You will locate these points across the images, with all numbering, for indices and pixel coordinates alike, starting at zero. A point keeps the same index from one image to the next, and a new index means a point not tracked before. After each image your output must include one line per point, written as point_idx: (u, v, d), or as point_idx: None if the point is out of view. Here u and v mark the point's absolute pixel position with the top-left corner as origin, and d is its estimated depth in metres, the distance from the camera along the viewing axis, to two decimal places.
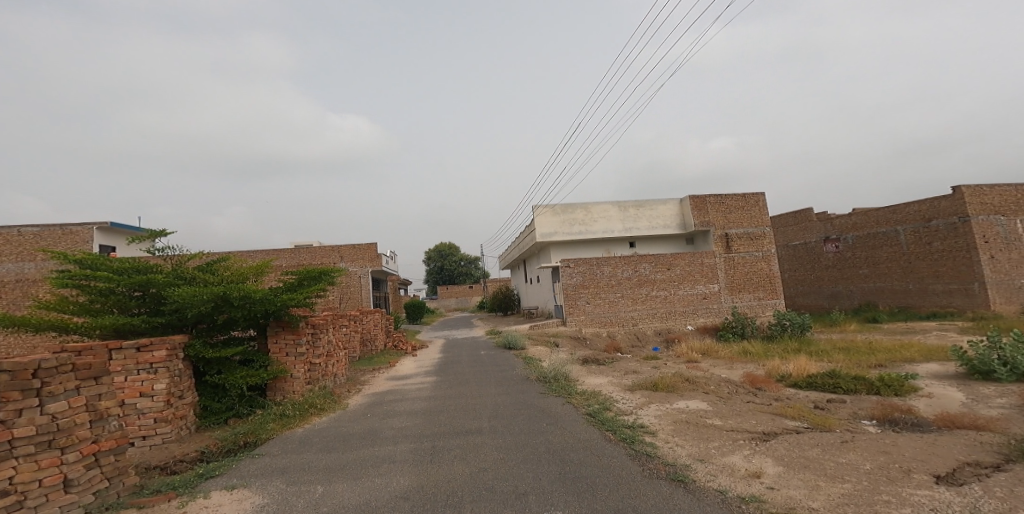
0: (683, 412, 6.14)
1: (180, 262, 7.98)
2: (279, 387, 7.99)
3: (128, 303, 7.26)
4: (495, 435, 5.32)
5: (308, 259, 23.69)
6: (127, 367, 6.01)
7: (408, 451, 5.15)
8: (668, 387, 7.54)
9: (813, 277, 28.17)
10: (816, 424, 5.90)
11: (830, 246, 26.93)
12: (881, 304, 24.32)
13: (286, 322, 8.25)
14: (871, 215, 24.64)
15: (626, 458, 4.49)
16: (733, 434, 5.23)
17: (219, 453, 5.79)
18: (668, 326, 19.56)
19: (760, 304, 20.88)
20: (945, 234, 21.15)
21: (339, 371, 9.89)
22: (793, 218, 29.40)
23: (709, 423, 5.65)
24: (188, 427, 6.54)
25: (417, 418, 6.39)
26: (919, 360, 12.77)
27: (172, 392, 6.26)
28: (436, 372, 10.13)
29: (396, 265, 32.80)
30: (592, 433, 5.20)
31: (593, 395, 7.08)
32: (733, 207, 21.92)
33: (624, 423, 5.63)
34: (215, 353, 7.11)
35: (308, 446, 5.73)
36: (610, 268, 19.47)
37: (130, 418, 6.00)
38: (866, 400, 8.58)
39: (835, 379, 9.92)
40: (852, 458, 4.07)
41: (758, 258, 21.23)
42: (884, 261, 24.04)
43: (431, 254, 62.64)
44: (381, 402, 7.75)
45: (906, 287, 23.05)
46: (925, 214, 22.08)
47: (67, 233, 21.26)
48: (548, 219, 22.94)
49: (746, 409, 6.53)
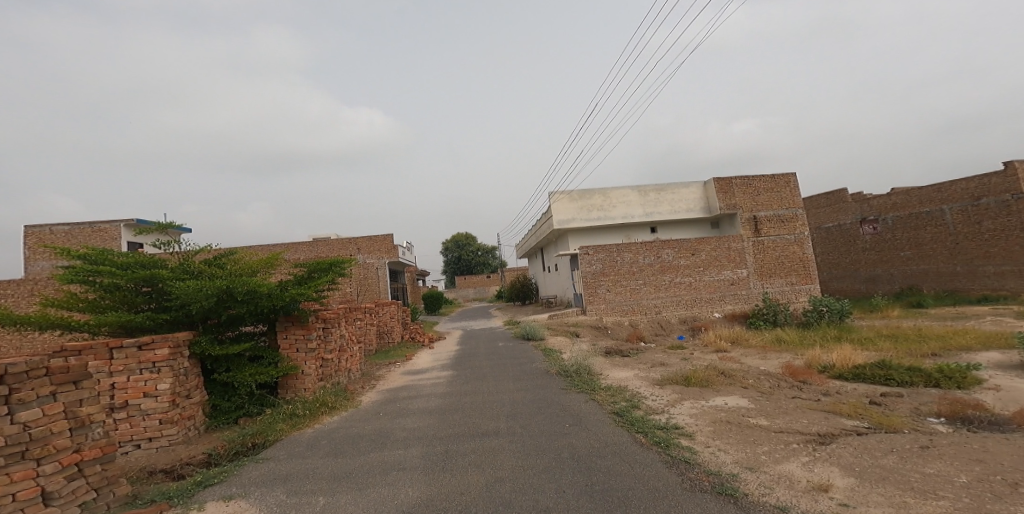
0: (722, 410, 5.50)
1: (187, 255, 7.60)
2: (290, 384, 7.63)
3: (134, 300, 6.91)
4: (513, 439, 4.80)
5: (325, 251, 23.56)
6: (129, 366, 5.66)
7: (419, 456, 4.69)
8: (701, 381, 6.89)
9: (849, 260, 26.73)
10: (878, 424, 5.21)
11: (866, 227, 25.50)
12: (925, 288, 22.88)
13: (296, 317, 7.83)
14: (912, 194, 23.18)
15: (661, 466, 3.92)
16: (784, 436, 4.58)
17: (227, 456, 5.44)
18: (694, 314, 18.74)
19: (793, 290, 19.82)
20: (996, 213, 19.69)
21: (353, 366, 9.52)
22: (824, 199, 28.00)
23: (754, 423, 5.01)
24: (196, 428, 6.20)
25: (430, 418, 5.94)
26: (977, 348, 11.77)
27: (177, 392, 5.89)
28: (453, 367, 9.66)
29: (413, 256, 32.58)
30: (623, 436, 4.65)
31: (619, 390, 6.48)
32: (761, 188, 20.82)
33: (656, 423, 5.03)
34: (222, 351, 6.69)
35: (316, 449, 5.32)
36: (631, 255, 18.69)
37: (134, 420, 5.64)
38: (925, 394, 7.80)
39: (886, 370, 9.12)
40: (942, 468, 3.40)
41: (789, 241, 20.14)
42: (928, 243, 22.59)
43: (449, 244, 62.28)
44: (394, 399, 7.30)
45: (953, 269, 21.63)
46: (973, 192, 20.63)
47: (96, 230, 21.66)
48: (565, 205, 22.25)
49: (794, 406, 5.85)
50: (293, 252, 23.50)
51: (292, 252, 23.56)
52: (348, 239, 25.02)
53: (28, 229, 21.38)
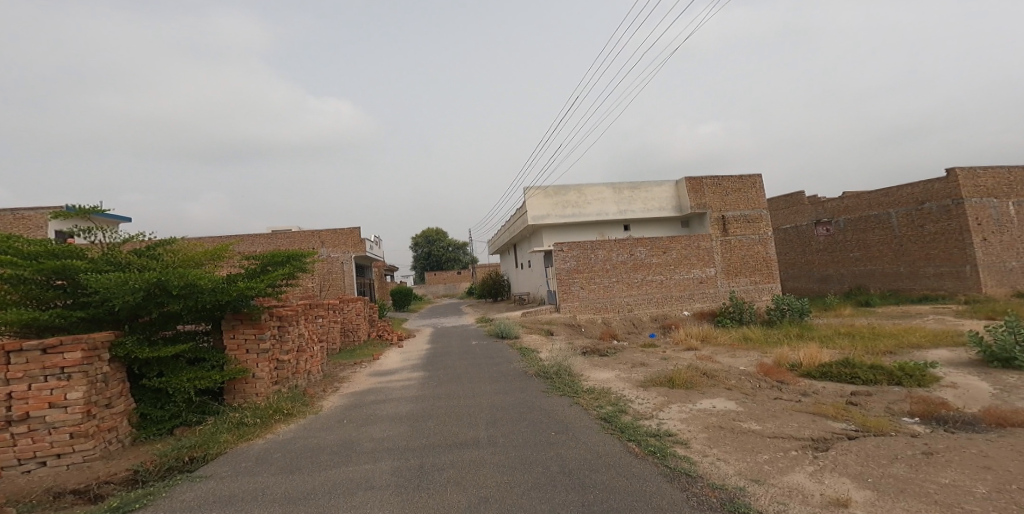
0: (712, 414, 5.27)
1: (113, 245, 6.74)
2: (238, 389, 6.90)
3: (45, 295, 6.03)
4: (495, 450, 4.37)
5: (286, 244, 22.29)
6: (31, 373, 4.87)
7: (389, 472, 4.19)
8: (686, 382, 6.68)
9: (804, 260, 27.80)
10: (865, 426, 5.12)
11: (821, 229, 26.53)
12: (871, 288, 24.03)
13: (245, 315, 7.07)
14: (862, 198, 24.22)
15: (661, 480, 3.60)
16: (780, 442, 4.37)
17: (157, 472, 4.80)
18: (663, 312, 18.88)
19: (757, 289, 20.31)
20: (938, 217, 20.80)
21: (313, 368, 8.83)
22: (783, 201, 28.93)
23: (746, 428, 4.80)
24: (118, 441, 5.45)
25: (401, 426, 5.43)
26: (928, 346, 12.28)
27: (92, 402, 5.13)
28: (424, 367, 9.11)
29: (382, 250, 31.50)
30: (611, 445, 4.32)
31: (602, 393, 6.17)
32: (730, 189, 21.21)
33: (647, 430, 4.73)
34: (152, 353, 5.92)
35: (268, 464, 4.72)
36: (604, 252, 18.59)
37: (38, 434, 4.86)
38: (893, 392, 7.95)
39: (852, 367, 9.31)
40: (957, 478, 3.23)
41: (754, 241, 20.62)
42: (875, 244, 23.69)
43: (417, 239, 61.09)
44: (360, 404, 6.72)
45: (898, 270, 22.78)
46: (918, 197, 21.71)
47: (21, 218, 19.54)
48: (539, 201, 21.93)
49: (780, 409, 5.71)
50: (250, 245, 22.05)
51: (249, 245, 22.11)
52: (311, 232, 23.77)
53: None
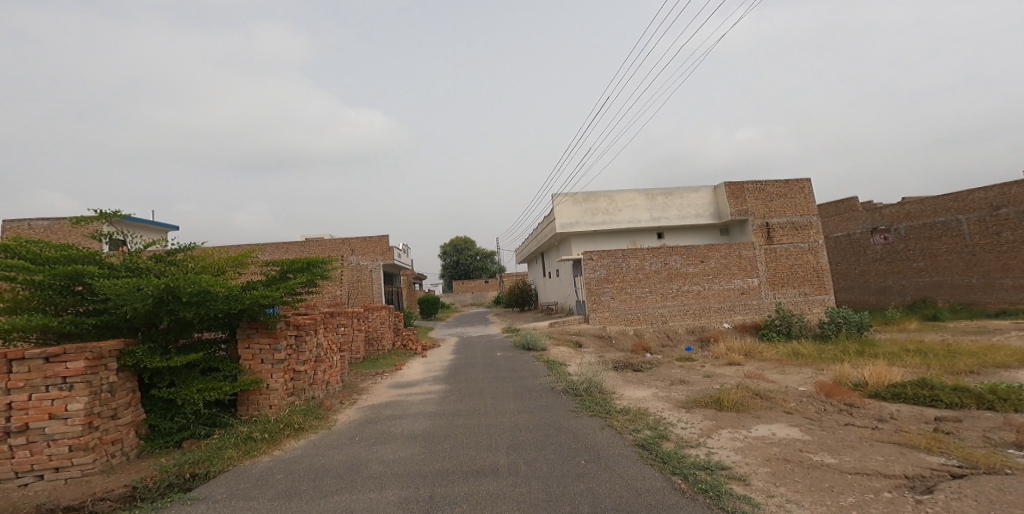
0: (773, 444, 4.48)
1: (134, 251, 6.58)
2: (251, 400, 6.58)
3: (61, 301, 5.86)
4: (516, 481, 3.76)
5: (317, 252, 22.56)
6: (32, 383, 4.63)
7: (394, 503, 3.65)
8: (736, 404, 5.86)
9: (858, 270, 25.85)
10: (970, 461, 4.19)
11: (878, 237, 24.63)
12: (938, 300, 21.98)
13: (261, 323, 6.74)
14: (927, 203, 22.34)
15: None
16: (866, 480, 3.57)
17: (156, 490, 4.44)
18: (701, 324, 17.78)
19: (806, 300, 18.89)
20: (1016, 224, 18.83)
21: (332, 378, 8.47)
22: (834, 207, 27.15)
23: (818, 462, 4.00)
24: (122, 454, 5.17)
25: (414, 446, 4.91)
26: (1015, 365, 10.81)
27: (95, 413, 4.85)
28: (446, 380, 8.60)
29: (410, 258, 31.53)
30: (655, 480, 3.63)
31: (639, 414, 5.46)
32: (774, 194, 19.93)
33: (695, 461, 4.01)
34: (163, 363, 5.61)
35: (267, 487, 4.28)
36: (637, 261, 17.69)
37: (37, 447, 4.60)
38: (986, 418, 6.82)
39: (930, 389, 8.16)
40: None
41: (803, 250, 19.26)
42: (942, 254, 21.70)
43: (448, 249, 61.37)
44: (375, 420, 6.25)
45: (969, 281, 20.76)
46: (993, 202, 19.76)
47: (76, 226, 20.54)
48: (568, 208, 21.24)
49: (857, 438, 4.82)
50: (282, 252, 22.38)
51: (281, 252, 22.43)
52: (341, 240, 23.88)
53: (5, 224, 20.17)
